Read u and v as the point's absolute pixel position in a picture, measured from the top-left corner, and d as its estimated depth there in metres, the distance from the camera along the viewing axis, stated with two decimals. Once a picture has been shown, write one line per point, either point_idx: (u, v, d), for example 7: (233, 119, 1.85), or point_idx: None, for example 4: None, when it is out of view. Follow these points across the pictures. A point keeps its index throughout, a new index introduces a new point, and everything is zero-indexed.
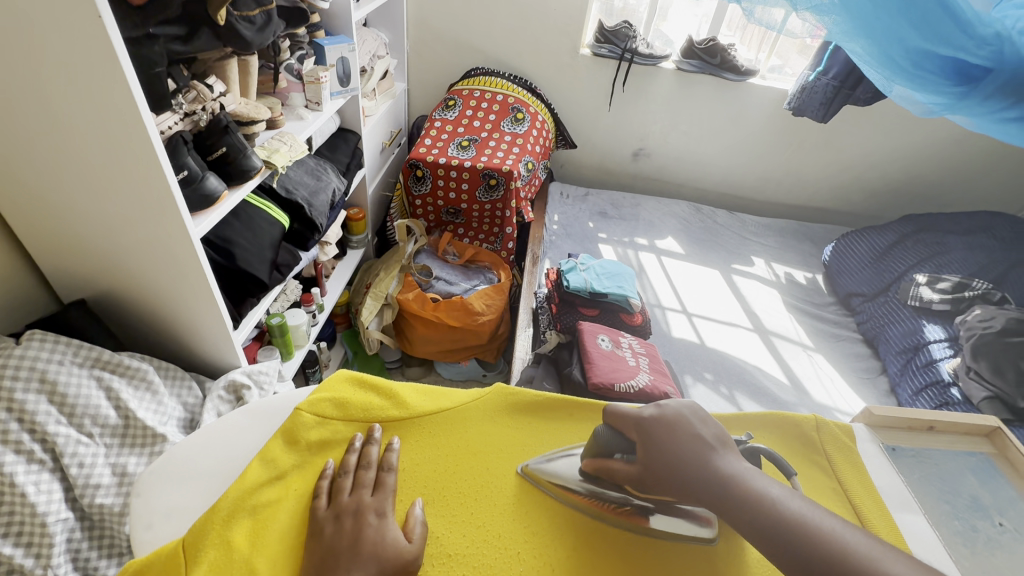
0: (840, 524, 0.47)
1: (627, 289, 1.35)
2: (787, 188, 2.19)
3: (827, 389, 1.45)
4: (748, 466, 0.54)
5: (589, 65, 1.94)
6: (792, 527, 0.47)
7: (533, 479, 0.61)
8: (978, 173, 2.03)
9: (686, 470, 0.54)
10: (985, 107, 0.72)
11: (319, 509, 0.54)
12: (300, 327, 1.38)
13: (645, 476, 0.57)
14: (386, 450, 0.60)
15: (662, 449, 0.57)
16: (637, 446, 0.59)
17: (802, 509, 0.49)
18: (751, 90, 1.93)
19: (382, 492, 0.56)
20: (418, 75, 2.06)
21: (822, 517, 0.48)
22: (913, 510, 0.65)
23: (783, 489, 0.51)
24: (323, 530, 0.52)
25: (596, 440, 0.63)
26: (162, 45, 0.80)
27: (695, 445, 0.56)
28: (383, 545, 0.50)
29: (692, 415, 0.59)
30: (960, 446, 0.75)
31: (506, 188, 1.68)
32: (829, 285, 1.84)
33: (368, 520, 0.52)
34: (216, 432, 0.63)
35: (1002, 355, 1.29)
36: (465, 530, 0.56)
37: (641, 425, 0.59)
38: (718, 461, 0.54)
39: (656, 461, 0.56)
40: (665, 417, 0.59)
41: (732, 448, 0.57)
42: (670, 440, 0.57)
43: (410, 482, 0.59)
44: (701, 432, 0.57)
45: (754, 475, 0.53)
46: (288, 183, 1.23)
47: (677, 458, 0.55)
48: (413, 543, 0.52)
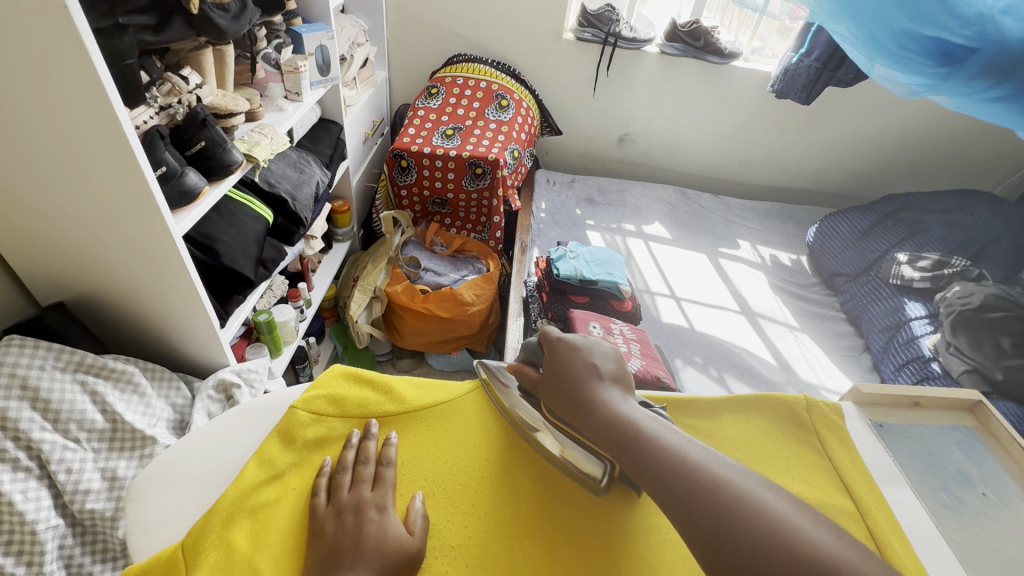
0: (687, 442, 0.51)
1: (617, 276, 1.35)
2: (770, 170, 2.21)
3: (813, 368, 1.48)
4: (627, 399, 0.58)
5: (572, 50, 1.92)
6: (640, 443, 0.52)
7: (486, 384, 0.68)
8: (955, 152, 2.07)
9: (571, 385, 0.61)
10: (969, 87, 0.71)
11: (319, 508, 0.53)
12: (288, 323, 1.37)
13: (544, 386, 0.64)
14: (384, 445, 0.60)
15: (561, 366, 0.63)
16: (546, 361, 0.66)
17: (662, 432, 0.53)
18: (734, 73, 1.94)
19: (382, 486, 0.55)
20: (399, 63, 2.02)
21: (674, 437, 0.52)
22: (901, 484, 0.66)
23: (650, 418, 0.55)
24: (325, 528, 0.51)
25: (527, 352, 0.70)
26: (132, 35, 0.77)
27: (587, 370, 0.61)
28: (385, 540, 0.50)
29: (600, 350, 0.64)
30: (944, 421, 0.77)
31: (493, 177, 1.66)
32: (813, 266, 1.87)
33: (368, 517, 0.52)
34: (210, 434, 0.62)
35: (981, 329, 1.33)
36: (465, 521, 0.56)
37: (554, 345, 0.66)
38: (602, 386, 0.59)
39: (556, 375, 0.63)
40: (578, 343, 0.64)
41: (627, 385, 0.61)
42: (568, 359, 0.63)
43: (410, 475, 0.59)
44: (598, 363, 0.62)
45: (628, 404, 0.57)
46: (270, 176, 1.20)
47: (569, 375, 0.62)
48: (415, 536, 0.52)
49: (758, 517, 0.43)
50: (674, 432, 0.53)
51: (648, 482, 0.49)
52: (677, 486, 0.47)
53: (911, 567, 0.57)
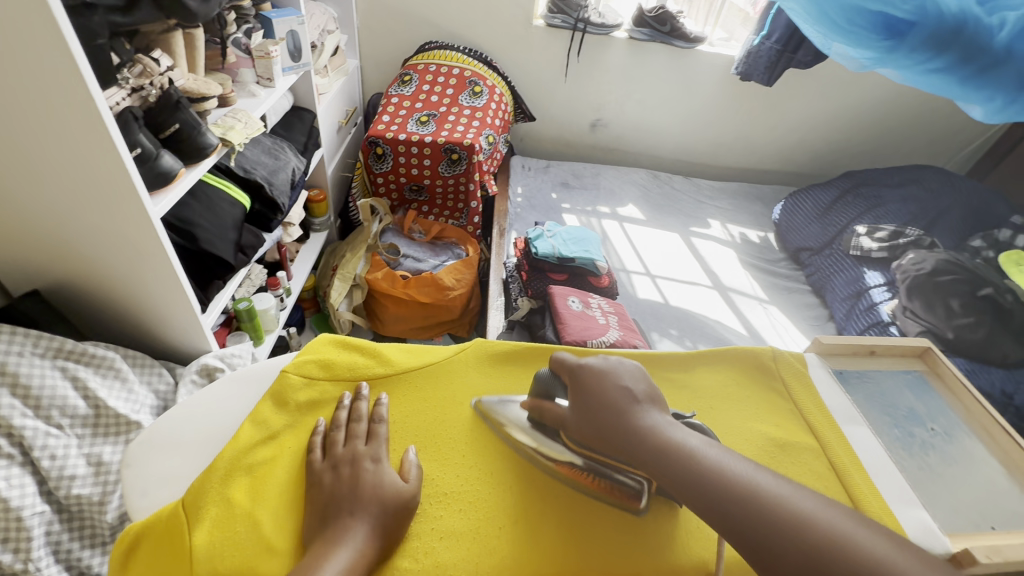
0: (753, 470, 0.50)
1: (593, 253, 1.39)
2: (737, 152, 2.28)
3: (781, 336, 1.55)
4: (672, 421, 0.55)
5: (543, 36, 1.95)
6: (707, 479, 0.49)
7: (485, 416, 0.64)
8: (907, 130, 2.18)
9: (610, 419, 0.55)
10: (912, 58, 0.77)
11: (315, 463, 0.55)
12: (269, 311, 1.36)
13: (573, 421, 0.58)
14: (375, 405, 0.62)
15: (591, 398, 0.57)
16: (570, 392, 0.59)
17: (723, 459, 0.51)
18: (700, 57, 1.99)
19: (375, 441, 0.58)
20: (370, 51, 2.02)
21: (738, 466, 0.50)
22: (859, 423, 0.72)
23: (704, 441, 0.53)
24: (323, 480, 0.53)
25: (537, 382, 0.63)
26: (102, 15, 0.76)
27: (621, 397, 0.57)
28: (381, 486, 0.53)
29: (626, 370, 0.60)
30: (897, 366, 0.83)
31: (469, 162, 1.68)
32: (779, 242, 1.95)
33: (364, 467, 0.54)
34: (203, 403, 0.63)
35: (932, 293, 1.42)
36: (458, 470, 0.59)
37: (576, 374, 0.60)
38: (643, 413, 0.55)
39: (588, 409, 0.57)
40: (602, 369, 0.59)
41: (663, 405, 0.58)
42: (598, 389, 0.58)
43: (401, 430, 0.61)
44: (630, 386, 0.58)
45: (676, 429, 0.54)
46: (245, 162, 1.20)
47: (605, 406, 0.56)
48: (409, 483, 0.55)
49: (852, 558, 0.42)
50: (729, 454, 0.52)
51: (726, 526, 0.47)
52: (754, 526, 0.46)
53: (868, 492, 0.63)
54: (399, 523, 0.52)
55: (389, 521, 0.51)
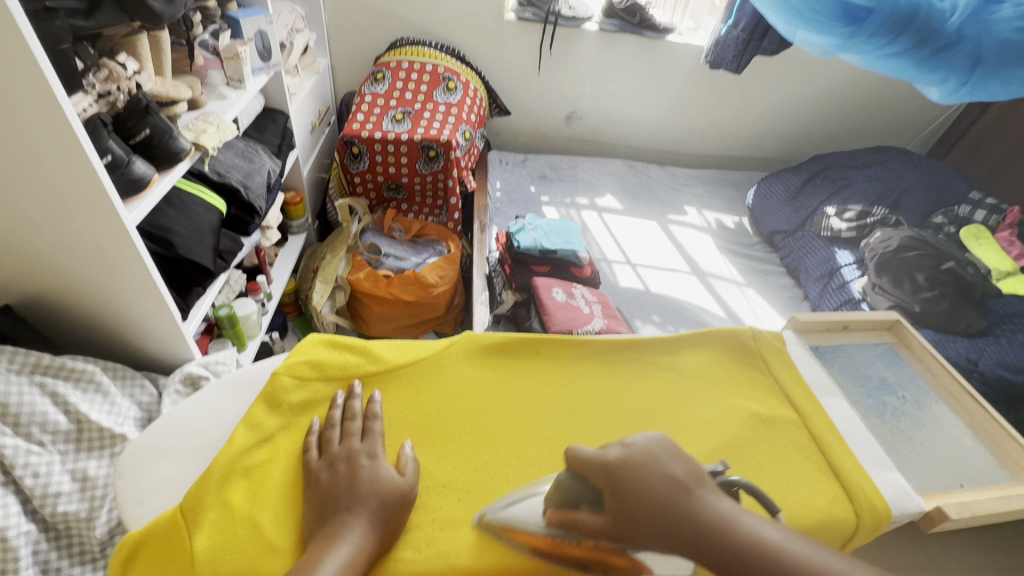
0: (845, 563, 0.42)
1: (574, 244, 1.41)
2: (709, 140, 2.33)
3: (759, 317, 1.60)
4: (736, 509, 0.46)
5: (514, 30, 1.95)
6: None
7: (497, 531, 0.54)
8: (870, 113, 2.26)
9: (671, 526, 0.45)
10: (871, 43, 0.91)
11: (312, 462, 0.56)
12: (251, 317, 1.35)
13: (623, 533, 0.47)
14: (370, 403, 0.62)
15: (639, 502, 0.47)
16: (609, 501, 0.49)
17: (812, 553, 0.42)
18: (670, 47, 2.02)
19: (371, 438, 0.58)
20: (340, 49, 1.99)
21: (831, 558, 0.42)
22: (836, 394, 0.75)
23: (785, 532, 0.44)
24: (319, 478, 0.54)
25: (557, 489, 0.53)
26: (63, 19, 0.73)
27: (673, 491, 0.47)
28: (379, 480, 0.53)
29: (659, 451, 0.50)
30: (869, 338, 0.87)
31: (446, 158, 1.68)
32: (753, 226, 2.00)
33: (360, 464, 0.55)
34: (193, 409, 0.62)
35: (899, 269, 1.48)
36: (454, 462, 0.60)
37: (612, 476, 0.49)
38: (700, 506, 0.46)
39: (639, 518, 0.46)
40: (636, 460, 0.49)
41: (707, 480, 0.48)
42: (645, 492, 0.47)
43: (395, 426, 0.62)
44: (673, 471, 0.48)
45: (747, 517, 0.45)
46: (219, 166, 1.18)
47: (661, 510, 0.46)
48: (406, 477, 0.55)
49: None
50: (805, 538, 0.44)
51: None
52: None
53: (846, 460, 0.66)
54: (399, 515, 0.52)
55: (388, 514, 0.52)
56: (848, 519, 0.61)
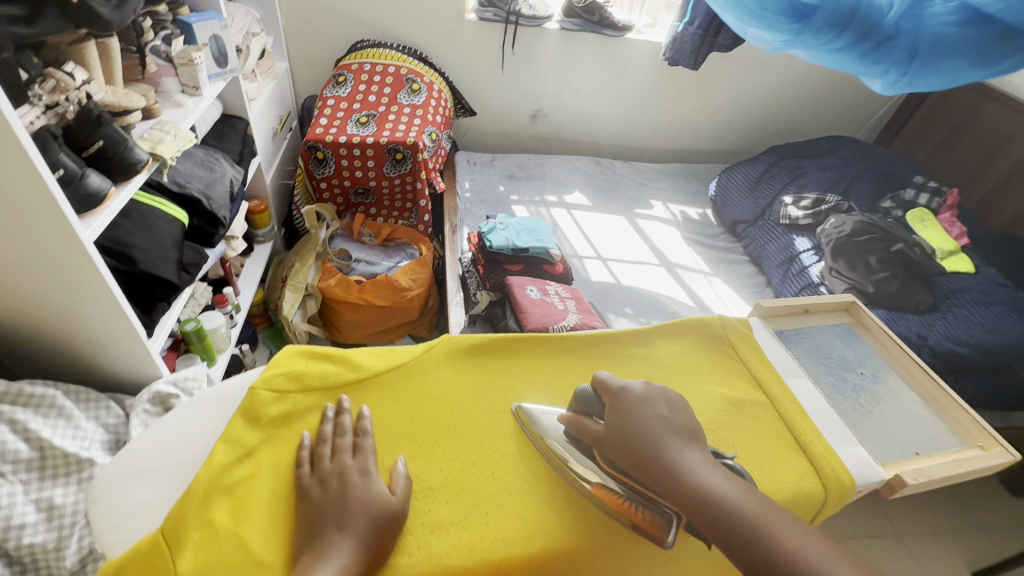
0: (798, 531, 0.50)
1: (546, 242, 1.43)
2: (672, 134, 2.39)
3: (726, 305, 1.67)
4: (704, 461, 0.56)
5: (475, 30, 1.96)
6: (746, 527, 0.50)
7: (524, 424, 0.65)
8: (820, 105, 2.36)
9: (647, 455, 0.56)
10: (819, 38, 0.95)
11: (302, 477, 0.55)
12: (219, 330, 1.32)
13: (613, 444, 0.58)
14: (359, 418, 0.62)
15: (630, 430, 0.58)
16: (609, 415, 0.60)
17: (762, 512, 0.51)
18: (630, 45, 2.07)
19: (363, 454, 0.58)
20: (298, 52, 1.95)
21: (771, 514, 0.51)
22: (800, 375, 0.79)
23: (741, 489, 0.53)
24: (312, 494, 0.54)
25: (577, 398, 0.64)
26: (2, 28, 0.70)
27: (658, 426, 0.58)
28: (370, 498, 0.53)
29: (661, 398, 0.61)
30: (829, 321, 0.92)
31: (414, 161, 1.68)
32: (717, 217, 2.07)
33: (353, 480, 0.55)
34: (168, 427, 0.61)
35: (852, 252, 1.58)
36: (441, 465, 0.60)
37: (617, 398, 0.61)
38: (678, 449, 0.56)
39: (627, 439, 0.57)
40: (644, 396, 0.61)
41: (701, 442, 0.58)
42: (636, 423, 0.58)
43: (386, 439, 0.62)
44: (666, 416, 0.59)
45: (711, 471, 0.54)
46: (179, 176, 1.15)
47: (645, 442, 0.57)
48: (397, 495, 0.55)
49: None
50: (754, 493, 0.53)
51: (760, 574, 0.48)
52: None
53: (815, 437, 0.70)
54: (389, 534, 0.52)
55: (379, 532, 0.51)
56: (817, 491, 0.65)
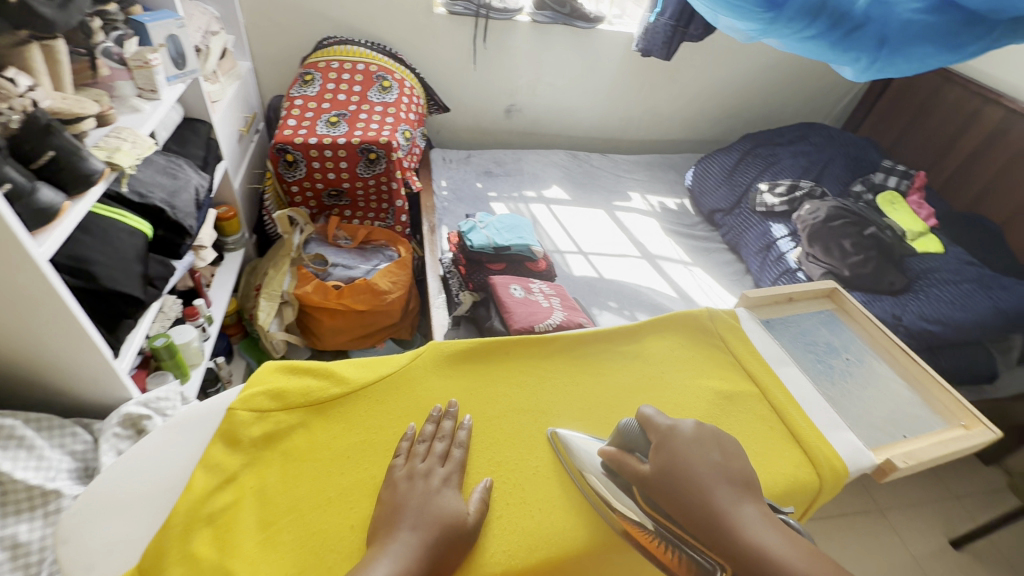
0: None
1: (528, 239, 1.41)
2: (646, 126, 2.39)
3: (707, 294, 1.68)
4: (763, 519, 0.50)
5: (445, 25, 1.91)
6: None
7: (558, 449, 0.62)
8: (789, 92, 2.40)
9: (697, 508, 0.51)
10: (791, 26, 0.96)
11: (397, 468, 0.56)
12: (191, 344, 1.26)
13: (658, 490, 0.54)
14: (459, 426, 0.62)
15: (679, 478, 0.53)
16: (654, 457, 0.56)
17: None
18: (601, 37, 2.06)
19: (452, 463, 0.58)
20: (262, 51, 1.88)
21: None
22: (788, 363, 0.79)
23: (805, 554, 0.47)
24: (401, 487, 0.54)
25: (619, 433, 0.60)
26: None
27: (710, 476, 0.53)
28: (439, 508, 0.52)
29: (713, 441, 0.57)
30: (812, 307, 0.93)
31: (388, 161, 1.64)
32: (694, 206, 2.08)
33: (435, 487, 0.55)
34: (140, 454, 0.56)
35: (828, 237, 1.61)
36: (482, 464, 0.60)
37: (667, 440, 0.57)
38: (734, 503, 0.51)
39: (675, 489, 0.53)
40: (696, 437, 0.57)
41: (756, 494, 0.53)
42: (686, 472, 0.53)
43: (478, 456, 0.61)
44: (718, 462, 0.55)
45: (770, 530, 0.49)
46: (139, 186, 1.09)
47: (696, 493, 0.52)
48: (471, 514, 0.54)
49: None
50: (822, 562, 0.46)
51: None
52: None
53: (806, 427, 0.70)
54: (455, 551, 0.51)
55: (448, 544, 0.51)
56: (811, 480, 0.65)
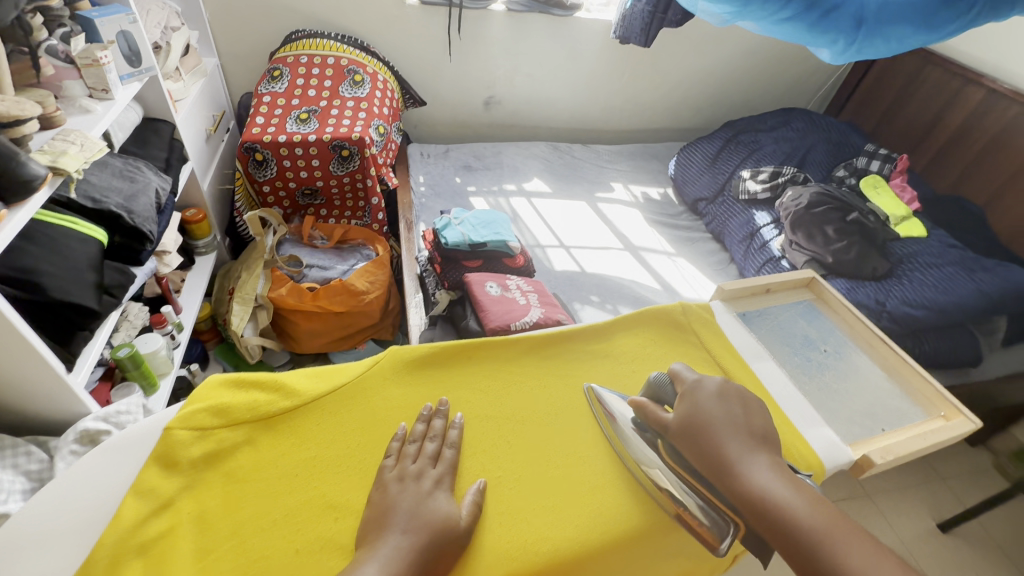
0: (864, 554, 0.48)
1: (504, 234, 1.37)
2: (628, 115, 2.36)
3: (692, 285, 1.66)
4: (772, 466, 0.56)
5: (418, 15, 1.86)
6: (808, 535, 0.50)
7: (593, 403, 0.67)
8: (771, 77, 2.37)
9: (713, 454, 0.57)
10: (766, 9, 0.91)
11: (386, 470, 0.55)
12: (158, 353, 1.22)
13: (680, 438, 0.60)
14: (450, 426, 0.61)
15: (699, 429, 0.59)
16: (680, 408, 0.62)
17: (824, 521, 0.51)
18: (579, 25, 2.01)
19: (444, 465, 0.57)
20: (228, 47, 1.82)
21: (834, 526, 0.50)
22: (764, 358, 0.77)
23: (806, 497, 0.53)
24: (391, 489, 0.53)
25: (648, 385, 0.67)
26: None
27: (726, 427, 0.59)
28: (426, 513, 0.51)
29: (733, 397, 0.63)
30: (789, 298, 0.91)
31: (362, 157, 1.59)
32: (678, 196, 2.05)
33: (427, 490, 0.54)
34: (65, 484, 0.52)
35: (811, 224, 1.59)
36: (490, 453, 0.60)
37: (694, 395, 0.63)
38: (748, 451, 0.57)
39: (696, 438, 0.59)
40: (719, 393, 0.63)
41: (770, 448, 0.59)
42: (704, 423, 0.60)
43: (474, 456, 0.60)
44: (736, 415, 0.61)
45: (776, 476, 0.55)
46: (92, 191, 1.04)
47: (713, 442, 0.58)
48: (462, 518, 0.53)
49: None
50: (822, 506, 0.52)
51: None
52: None
53: (781, 423, 0.68)
54: (447, 554, 0.50)
55: (438, 549, 0.49)
56: None
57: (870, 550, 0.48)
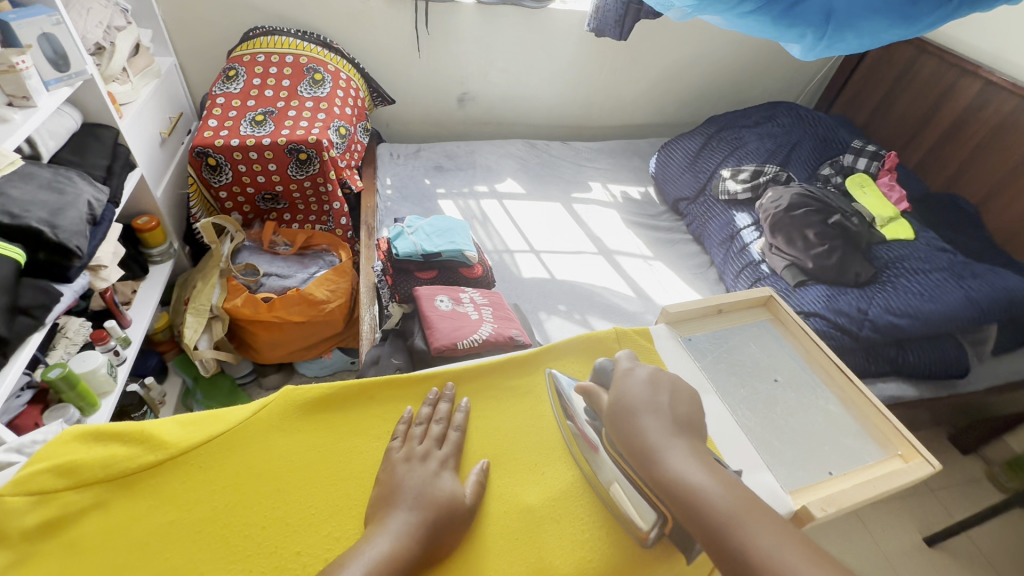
0: (773, 540, 0.45)
1: (460, 243, 1.31)
2: (610, 111, 2.27)
3: (668, 291, 1.59)
4: (690, 451, 0.52)
5: (383, 10, 1.78)
6: (720, 522, 0.47)
7: (555, 388, 0.66)
8: (760, 69, 2.28)
9: (634, 438, 0.54)
10: (723, 3, 0.82)
11: (393, 451, 0.58)
12: (98, 371, 1.17)
13: (609, 423, 0.57)
14: (455, 409, 0.64)
15: (624, 415, 0.56)
16: (614, 394, 0.59)
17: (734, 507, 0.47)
18: (553, 17, 1.92)
19: (449, 446, 0.60)
20: (186, 46, 1.75)
21: (746, 514, 0.47)
22: (708, 391, 0.71)
23: (724, 483, 0.49)
24: (399, 469, 0.56)
25: (599, 372, 0.65)
26: None
27: (650, 411, 0.56)
28: (433, 491, 0.54)
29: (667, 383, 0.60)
30: (742, 320, 0.84)
31: (320, 161, 1.53)
32: (659, 195, 1.97)
33: (433, 470, 0.56)
34: None
35: (791, 226, 1.52)
36: (487, 449, 0.62)
37: (626, 382, 0.60)
38: (669, 435, 0.54)
39: (621, 424, 0.56)
40: (651, 380, 0.59)
41: (694, 438, 0.55)
42: (628, 407, 0.57)
43: (476, 445, 0.62)
44: (661, 400, 0.57)
45: (694, 462, 0.51)
46: (11, 206, 0.98)
47: (635, 428, 0.55)
48: (466, 498, 0.55)
49: None
50: (737, 491, 0.49)
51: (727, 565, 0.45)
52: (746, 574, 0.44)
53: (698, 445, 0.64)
54: (453, 531, 0.53)
55: (444, 526, 0.52)
56: None
57: (778, 535, 0.45)
